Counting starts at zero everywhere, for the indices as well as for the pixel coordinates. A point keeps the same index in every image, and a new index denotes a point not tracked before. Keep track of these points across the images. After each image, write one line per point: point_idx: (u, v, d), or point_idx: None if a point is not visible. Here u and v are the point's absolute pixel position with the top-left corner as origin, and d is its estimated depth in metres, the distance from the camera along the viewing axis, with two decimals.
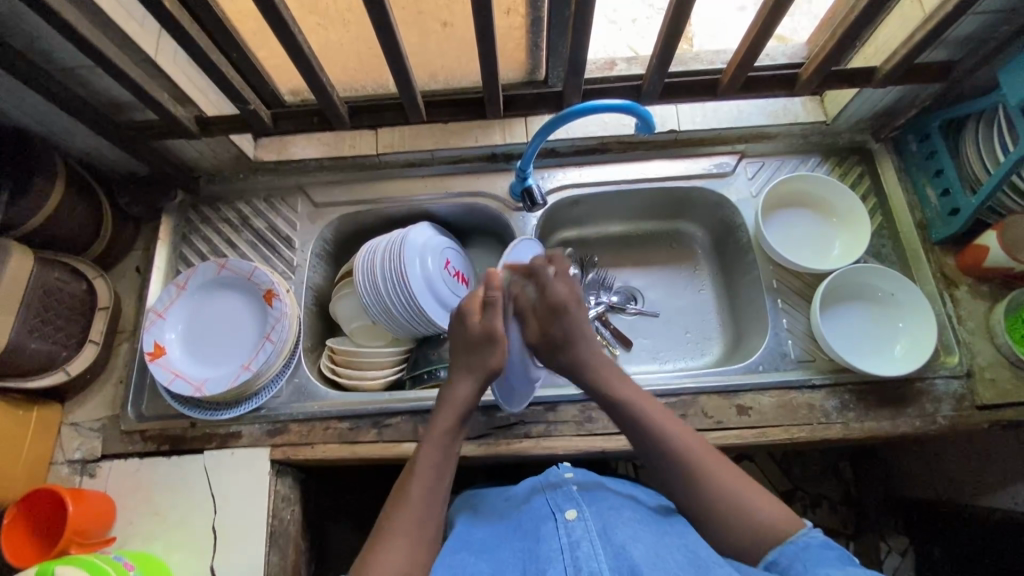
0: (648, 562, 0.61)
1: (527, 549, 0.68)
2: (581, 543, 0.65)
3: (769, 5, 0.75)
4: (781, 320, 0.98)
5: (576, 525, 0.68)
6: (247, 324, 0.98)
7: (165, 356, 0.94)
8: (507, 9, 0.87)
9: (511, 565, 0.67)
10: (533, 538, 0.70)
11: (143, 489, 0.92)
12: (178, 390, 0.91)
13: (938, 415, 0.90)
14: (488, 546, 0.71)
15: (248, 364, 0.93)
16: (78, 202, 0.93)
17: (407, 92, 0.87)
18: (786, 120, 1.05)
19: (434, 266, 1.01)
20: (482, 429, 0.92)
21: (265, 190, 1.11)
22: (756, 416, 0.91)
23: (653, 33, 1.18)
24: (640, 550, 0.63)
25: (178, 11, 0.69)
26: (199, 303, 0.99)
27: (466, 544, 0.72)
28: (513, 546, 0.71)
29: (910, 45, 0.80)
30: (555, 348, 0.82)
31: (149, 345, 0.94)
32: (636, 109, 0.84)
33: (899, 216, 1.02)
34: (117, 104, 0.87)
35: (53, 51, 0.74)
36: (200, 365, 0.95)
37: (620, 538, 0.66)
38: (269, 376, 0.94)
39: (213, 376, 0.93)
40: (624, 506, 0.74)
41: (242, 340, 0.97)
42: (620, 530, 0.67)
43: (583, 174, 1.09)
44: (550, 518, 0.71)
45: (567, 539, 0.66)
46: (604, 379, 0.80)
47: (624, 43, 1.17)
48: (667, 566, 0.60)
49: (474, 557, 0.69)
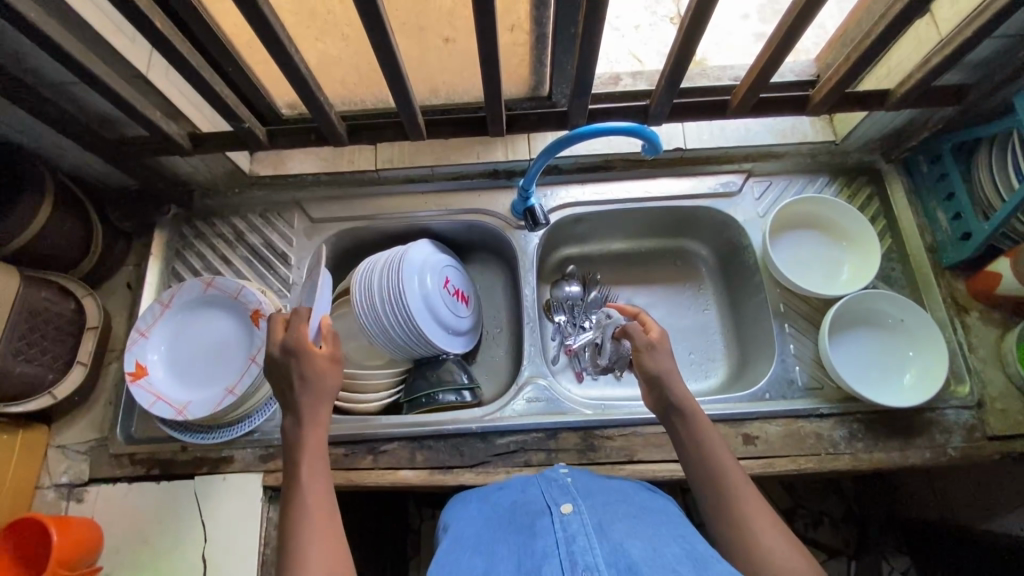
0: (645, 558, 0.57)
1: (521, 542, 0.64)
2: (577, 537, 0.61)
3: (784, 25, 0.72)
4: (788, 345, 0.96)
5: (572, 519, 0.64)
6: (232, 345, 0.94)
7: (146, 377, 0.91)
8: (511, 26, 0.85)
9: (505, 558, 0.63)
10: (528, 530, 0.66)
11: (132, 515, 0.89)
12: (158, 413, 0.88)
13: (948, 446, 0.88)
14: (482, 540, 0.68)
15: (233, 388, 0.90)
16: (67, 218, 0.90)
17: (407, 111, 0.84)
18: (795, 140, 1.03)
19: (436, 286, 0.99)
20: (481, 457, 0.90)
21: (261, 204, 1.08)
22: (762, 446, 0.89)
23: (656, 40, 1.18)
24: (636, 547, 0.59)
25: (170, 29, 0.66)
26: (184, 322, 0.96)
27: (461, 543, 0.69)
28: (507, 540, 0.66)
29: (926, 68, 0.78)
30: (655, 350, 0.82)
31: (131, 365, 0.91)
32: (642, 131, 0.82)
33: (908, 238, 1.00)
34: (107, 119, 0.84)
35: (39, 66, 0.71)
36: (182, 387, 0.92)
37: (616, 535, 0.62)
38: (256, 399, 0.92)
39: (196, 399, 0.90)
40: (621, 500, 0.71)
41: (226, 362, 0.93)
42: (617, 527, 0.64)
43: (587, 192, 1.07)
44: (546, 513, 0.68)
45: (562, 533, 0.62)
46: (678, 390, 0.78)
47: (626, 51, 1.16)
48: (664, 562, 0.57)
49: (469, 553, 0.66)
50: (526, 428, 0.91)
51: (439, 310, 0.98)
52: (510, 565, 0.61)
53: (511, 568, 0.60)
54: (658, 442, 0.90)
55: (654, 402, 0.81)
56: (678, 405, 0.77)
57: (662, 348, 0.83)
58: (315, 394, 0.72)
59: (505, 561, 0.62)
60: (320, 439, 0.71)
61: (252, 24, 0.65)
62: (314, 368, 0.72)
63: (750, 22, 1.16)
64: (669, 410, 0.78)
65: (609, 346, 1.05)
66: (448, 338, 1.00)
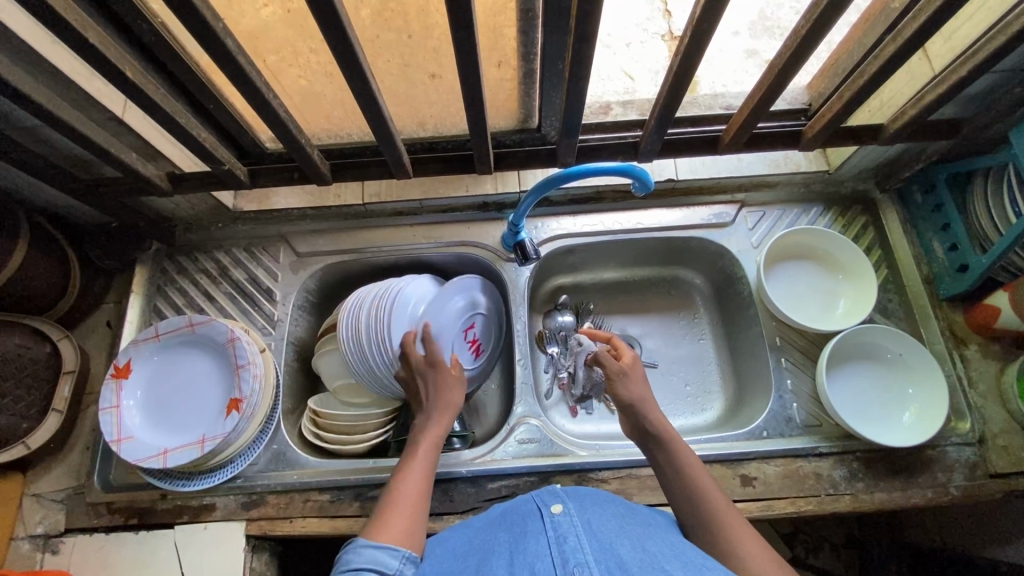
0: (636, 559, 0.54)
1: (507, 547, 0.59)
2: (569, 538, 0.57)
3: (776, 66, 0.71)
4: (786, 381, 0.94)
5: (564, 520, 0.59)
6: (194, 383, 0.91)
7: (122, 415, 0.87)
8: (498, 62, 0.81)
9: (487, 564, 0.57)
10: (516, 533, 0.61)
11: (108, 568, 0.86)
12: (125, 452, 0.84)
13: (950, 485, 0.86)
14: (476, 542, 0.63)
15: (168, 451, 0.85)
16: (44, 261, 0.88)
17: (392, 150, 0.82)
18: (788, 170, 1.02)
19: (458, 316, 0.99)
20: (472, 502, 0.88)
21: (246, 239, 1.06)
22: (760, 487, 0.86)
23: (647, 57, 1.17)
24: (625, 548, 0.56)
25: (144, 79, 0.64)
26: (159, 358, 0.92)
27: (453, 547, 0.64)
28: (492, 548, 0.60)
29: (921, 104, 0.77)
30: (626, 377, 0.81)
31: (108, 402, 0.86)
32: (632, 170, 0.81)
33: (905, 270, 0.99)
34: (82, 160, 0.82)
35: (8, 113, 0.69)
36: (147, 424, 0.88)
37: (606, 534, 0.58)
38: (226, 454, 0.87)
39: (156, 437, 0.87)
40: (609, 501, 0.67)
41: (188, 400, 0.90)
42: (608, 528, 0.60)
43: (579, 223, 1.05)
44: (536, 514, 0.63)
45: (553, 535, 0.58)
46: (655, 412, 0.77)
47: (618, 68, 1.15)
48: (655, 562, 0.54)
49: (461, 556, 0.62)
50: (518, 471, 0.89)
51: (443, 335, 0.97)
52: (502, 565, 0.56)
53: (503, 565, 0.56)
54: (654, 484, 0.88)
55: (633, 428, 0.78)
56: (652, 429, 0.75)
57: (633, 374, 0.82)
58: (442, 403, 0.82)
59: (492, 566, 0.56)
60: (441, 434, 0.79)
61: (228, 74, 0.63)
62: (448, 383, 0.85)
63: (741, 39, 1.15)
64: (647, 437, 0.76)
65: (581, 374, 1.01)
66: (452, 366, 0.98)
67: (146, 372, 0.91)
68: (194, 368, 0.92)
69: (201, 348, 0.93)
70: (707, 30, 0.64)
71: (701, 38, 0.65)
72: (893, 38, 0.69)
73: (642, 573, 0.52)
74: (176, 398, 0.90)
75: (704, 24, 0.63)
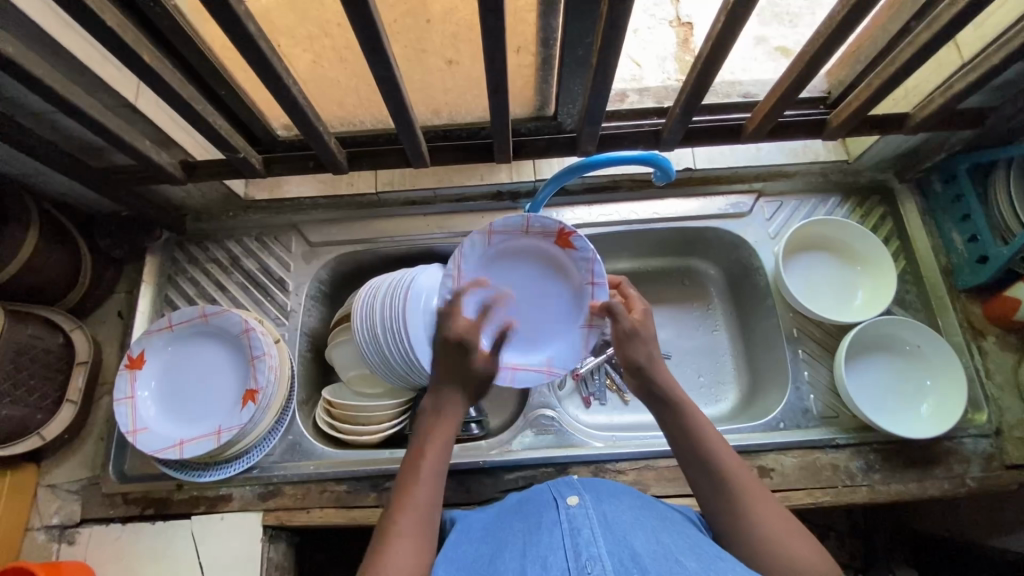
0: (649, 552, 0.54)
1: (521, 538, 0.59)
2: (583, 530, 0.56)
3: (807, 53, 0.69)
4: (802, 372, 0.94)
5: (578, 512, 0.59)
6: (207, 376, 0.90)
7: (137, 407, 0.86)
8: (517, 47, 0.79)
9: (500, 557, 0.57)
10: (530, 523, 0.61)
11: (124, 558, 0.85)
12: (141, 444, 0.84)
13: (966, 476, 0.87)
14: (491, 531, 0.63)
15: (183, 442, 0.84)
16: (54, 250, 0.87)
17: (410, 138, 0.81)
18: (806, 159, 1.01)
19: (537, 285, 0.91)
20: (488, 493, 0.88)
21: (257, 228, 1.04)
22: (778, 479, 0.86)
23: (655, 44, 1.15)
24: (639, 540, 0.56)
25: (161, 65, 0.62)
26: (172, 351, 0.91)
27: (468, 535, 0.64)
28: (506, 539, 0.60)
29: (948, 93, 0.75)
30: (637, 335, 0.74)
31: (122, 394, 0.86)
32: (654, 159, 0.80)
33: (923, 261, 0.98)
34: (93, 147, 0.80)
35: (19, 98, 0.68)
36: (162, 415, 0.87)
37: (621, 526, 0.58)
38: (242, 445, 0.87)
39: (171, 430, 0.86)
40: (625, 492, 0.67)
41: (201, 392, 0.89)
42: (623, 520, 0.60)
43: (594, 213, 1.04)
44: (551, 505, 0.63)
45: (567, 526, 0.58)
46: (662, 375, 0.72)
47: (627, 56, 1.13)
48: (670, 555, 0.54)
49: (476, 544, 0.61)
50: (535, 462, 0.89)
51: (526, 290, 0.91)
52: (514, 557, 0.55)
53: (516, 557, 0.55)
54: (671, 476, 0.88)
55: (638, 387, 0.73)
56: (665, 394, 0.70)
57: (646, 332, 0.75)
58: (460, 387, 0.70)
59: (505, 559, 0.56)
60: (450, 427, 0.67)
61: (248, 60, 0.62)
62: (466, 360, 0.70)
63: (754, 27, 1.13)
64: (656, 399, 0.71)
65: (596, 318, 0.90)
66: (536, 376, 0.89)
67: (159, 365, 0.90)
68: (206, 360, 0.91)
69: (213, 340, 0.92)
70: (741, 15, 0.62)
71: (731, 26, 0.64)
72: (926, 24, 0.67)
73: (655, 566, 0.52)
74: (189, 390, 0.89)
75: (737, 10, 0.61)
